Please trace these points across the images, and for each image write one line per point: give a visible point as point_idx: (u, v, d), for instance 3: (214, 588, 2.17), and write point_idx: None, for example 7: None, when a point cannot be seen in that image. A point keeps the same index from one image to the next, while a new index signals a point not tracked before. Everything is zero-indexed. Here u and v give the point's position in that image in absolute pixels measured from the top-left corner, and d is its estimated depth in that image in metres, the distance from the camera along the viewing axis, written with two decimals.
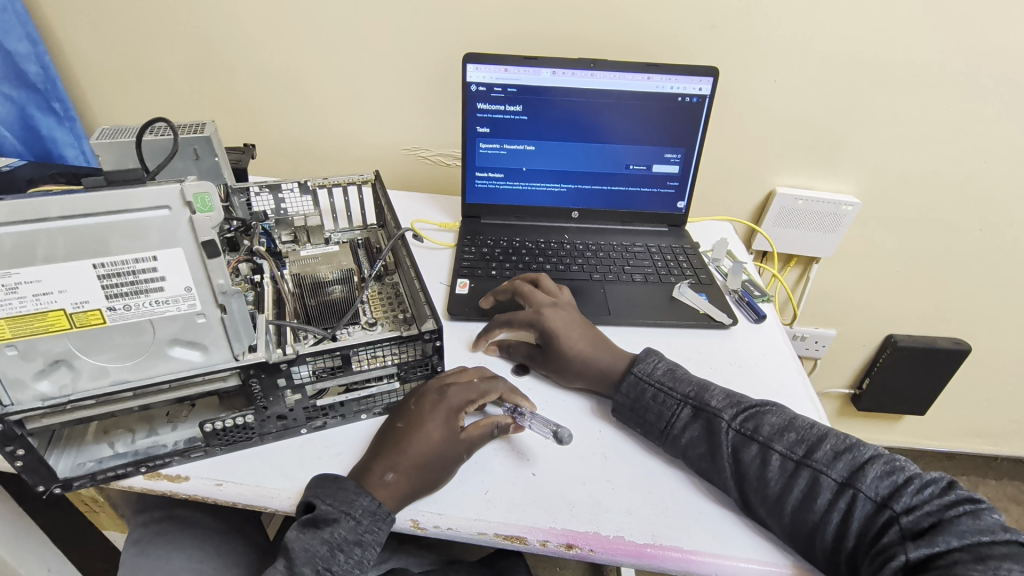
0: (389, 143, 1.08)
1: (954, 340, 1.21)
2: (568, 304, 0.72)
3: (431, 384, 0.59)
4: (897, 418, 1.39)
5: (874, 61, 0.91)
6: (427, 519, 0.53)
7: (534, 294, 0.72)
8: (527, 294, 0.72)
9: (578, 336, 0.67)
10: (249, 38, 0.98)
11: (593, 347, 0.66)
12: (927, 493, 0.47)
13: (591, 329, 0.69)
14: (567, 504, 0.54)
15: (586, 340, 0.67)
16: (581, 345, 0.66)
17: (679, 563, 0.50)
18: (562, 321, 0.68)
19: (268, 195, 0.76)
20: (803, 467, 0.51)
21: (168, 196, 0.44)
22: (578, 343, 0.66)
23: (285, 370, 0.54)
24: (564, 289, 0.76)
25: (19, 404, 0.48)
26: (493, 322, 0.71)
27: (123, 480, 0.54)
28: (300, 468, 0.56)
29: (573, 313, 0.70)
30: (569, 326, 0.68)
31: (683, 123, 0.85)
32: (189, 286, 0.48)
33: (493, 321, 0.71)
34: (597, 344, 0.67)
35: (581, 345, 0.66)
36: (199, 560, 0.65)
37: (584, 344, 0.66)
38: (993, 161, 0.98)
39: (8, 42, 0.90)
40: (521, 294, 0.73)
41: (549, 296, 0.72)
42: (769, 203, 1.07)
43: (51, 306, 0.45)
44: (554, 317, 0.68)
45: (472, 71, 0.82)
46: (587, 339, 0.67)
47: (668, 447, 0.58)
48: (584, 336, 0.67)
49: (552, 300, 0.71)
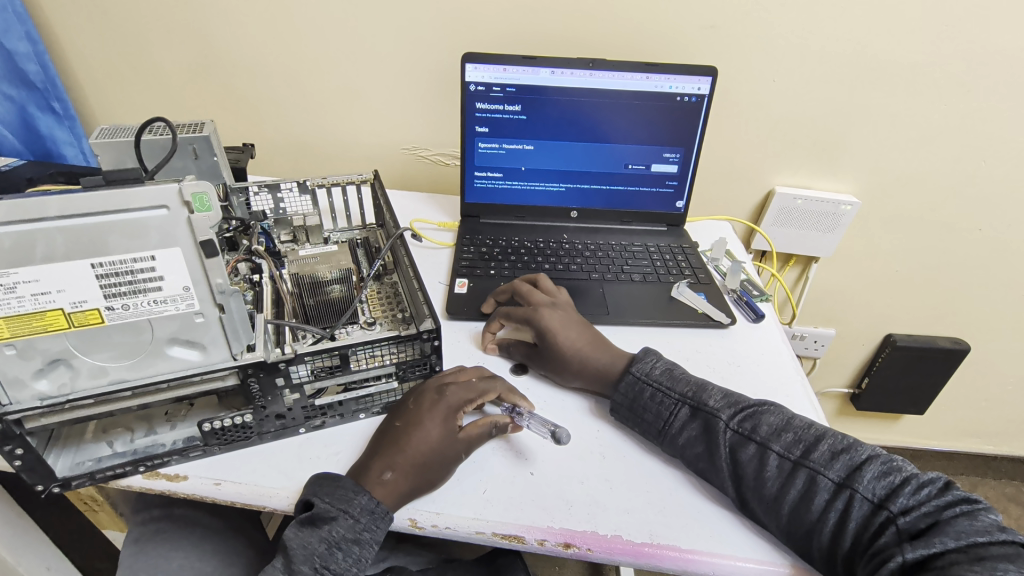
0: (389, 142, 1.08)
1: (953, 340, 1.21)
2: (567, 304, 0.72)
3: (429, 384, 0.59)
4: (896, 418, 1.39)
5: (873, 61, 0.91)
6: (425, 519, 0.53)
7: (532, 294, 0.71)
8: (526, 294, 0.72)
9: (576, 336, 0.67)
10: (249, 37, 0.98)
11: (591, 347, 0.66)
12: (924, 493, 0.47)
13: (589, 329, 0.69)
14: (565, 504, 0.54)
15: (584, 340, 0.67)
16: (580, 346, 0.66)
17: (676, 563, 0.50)
18: (560, 321, 0.68)
19: (267, 195, 0.75)
20: (800, 468, 0.52)
21: (166, 195, 0.44)
22: (577, 344, 0.66)
23: (283, 370, 0.54)
24: (562, 289, 0.76)
25: (17, 403, 0.48)
26: (494, 318, 0.72)
27: (122, 480, 0.54)
28: (298, 468, 0.56)
29: (571, 314, 0.70)
30: (567, 326, 0.68)
31: (682, 122, 0.85)
32: (187, 286, 0.48)
33: (494, 316, 0.72)
34: (595, 344, 0.67)
35: (579, 345, 0.66)
36: (198, 559, 0.65)
37: (582, 344, 0.66)
38: (992, 161, 0.98)
39: (8, 41, 0.90)
40: (520, 294, 0.73)
41: (547, 297, 0.72)
42: (769, 203, 1.07)
43: (50, 306, 0.46)
44: (552, 318, 0.68)
45: (471, 71, 0.82)
46: (586, 339, 0.67)
47: (666, 447, 0.58)
48: (582, 336, 0.67)
49: (550, 300, 0.71)
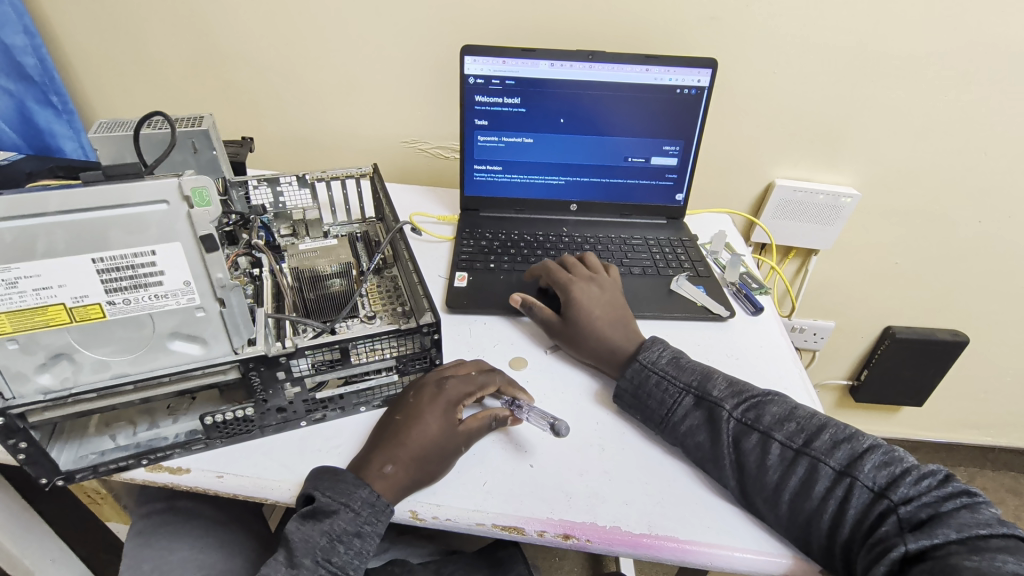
0: (388, 136, 1.08)
1: (952, 332, 1.22)
2: (608, 284, 0.74)
3: (429, 377, 0.60)
4: (895, 409, 1.40)
5: (873, 53, 0.90)
6: (426, 510, 0.53)
7: (575, 267, 0.75)
8: (570, 266, 0.75)
9: (600, 313, 0.69)
10: (247, 30, 0.98)
11: (611, 325, 0.68)
12: (925, 484, 0.48)
13: (619, 310, 0.71)
14: (565, 496, 0.54)
15: (607, 317, 0.69)
16: (601, 320, 0.68)
17: (675, 553, 0.51)
18: (591, 296, 0.71)
19: (267, 188, 0.74)
20: (802, 456, 0.52)
21: (166, 190, 0.44)
22: (596, 318, 0.68)
23: (284, 363, 0.54)
24: (611, 272, 0.77)
25: (21, 397, 0.49)
26: (534, 270, 0.77)
27: (127, 472, 0.55)
28: (300, 460, 0.57)
29: (607, 293, 0.72)
30: (597, 301, 0.70)
31: (683, 114, 0.84)
32: (188, 280, 0.48)
33: (536, 266, 0.77)
34: (619, 323, 0.69)
35: (600, 320, 0.68)
36: (201, 551, 0.65)
37: (603, 320, 0.68)
38: (993, 154, 0.98)
39: (6, 36, 0.89)
40: (564, 265, 0.76)
41: (588, 273, 0.75)
42: (768, 195, 1.07)
43: (51, 300, 0.46)
44: (584, 291, 0.71)
45: (471, 63, 0.82)
46: (608, 317, 0.69)
47: (667, 436, 0.59)
48: (607, 314, 0.69)
49: (591, 276, 0.74)
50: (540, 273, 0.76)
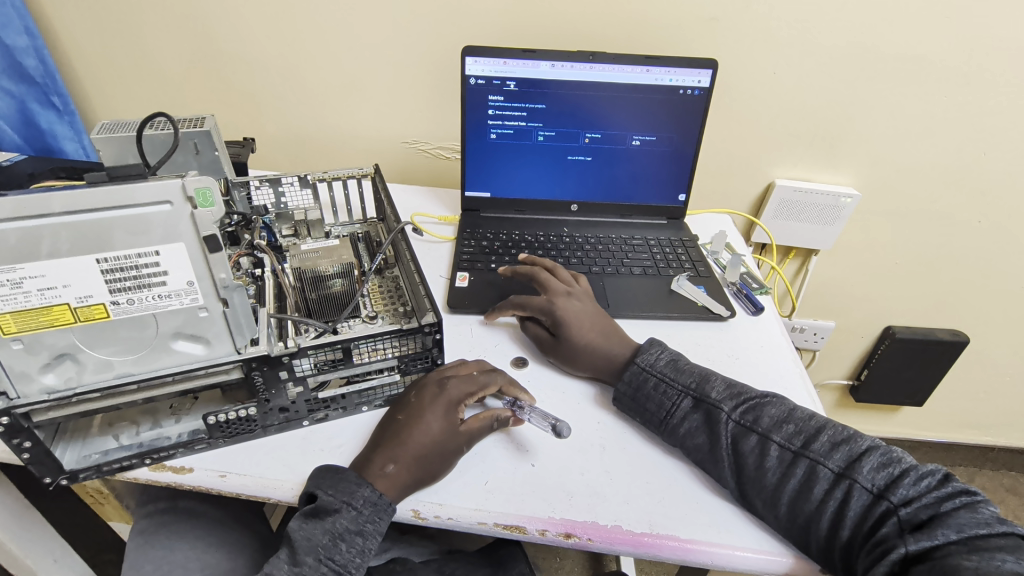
0: (389, 136, 1.09)
1: (952, 331, 1.22)
2: (583, 294, 0.74)
3: (430, 378, 0.60)
4: (895, 409, 1.40)
5: (872, 53, 0.91)
6: (428, 510, 0.54)
7: (549, 282, 0.74)
8: (543, 283, 0.74)
9: (588, 325, 0.69)
10: (249, 31, 0.98)
11: (603, 337, 0.68)
12: (925, 485, 0.48)
13: (603, 320, 0.70)
14: (565, 495, 0.55)
15: (597, 329, 0.68)
16: (592, 335, 0.67)
17: (675, 551, 0.51)
18: (574, 310, 0.70)
19: (269, 188, 0.74)
20: (801, 458, 0.53)
21: (169, 191, 0.44)
22: (588, 332, 0.67)
23: (287, 363, 0.54)
24: (581, 280, 0.77)
25: (26, 396, 0.49)
26: (506, 306, 0.73)
27: (130, 471, 0.55)
28: (302, 459, 0.57)
29: (587, 304, 0.72)
30: (581, 315, 0.70)
31: (682, 116, 0.85)
32: (192, 280, 0.49)
33: (503, 304, 0.73)
34: (607, 333, 0.68)
35: (591, 334, 0.67)
36: (204, 551, 0.65)
37: (594, 333, 0.68)
38: (992, 154, 0.98)
39: (8, 36, 0.90)
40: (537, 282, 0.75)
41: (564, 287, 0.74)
42: (768, 195, 1.07)
43: (57, 301, 0.46)
44: (567, 307, 0.70)
45: (472, 64, 0.82)
46: (598, 329, 0.68)
47: (666, 437, 0.59)
48: (595, 326, 0.69)
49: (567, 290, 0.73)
50: (513, 310, 0.72)
